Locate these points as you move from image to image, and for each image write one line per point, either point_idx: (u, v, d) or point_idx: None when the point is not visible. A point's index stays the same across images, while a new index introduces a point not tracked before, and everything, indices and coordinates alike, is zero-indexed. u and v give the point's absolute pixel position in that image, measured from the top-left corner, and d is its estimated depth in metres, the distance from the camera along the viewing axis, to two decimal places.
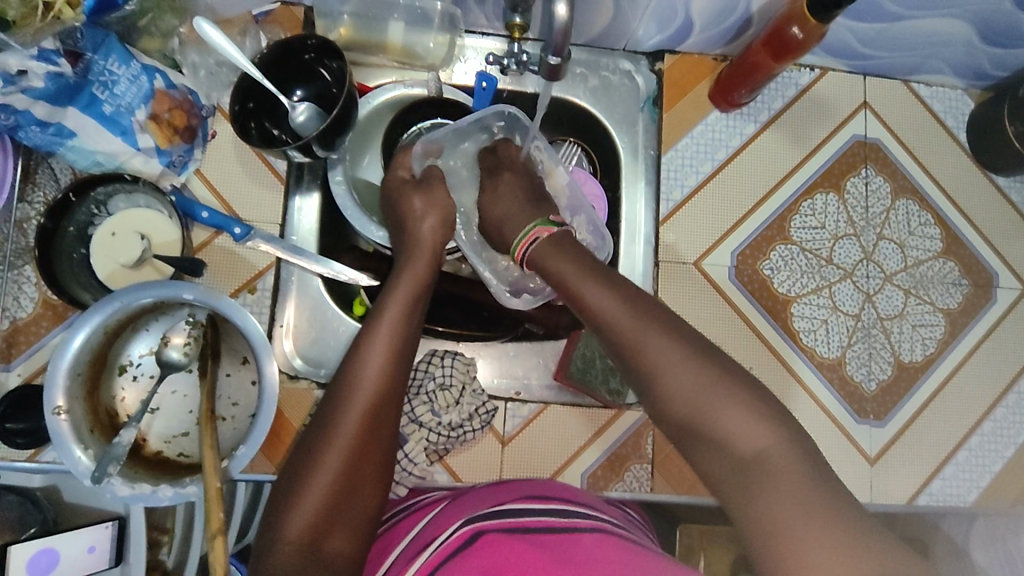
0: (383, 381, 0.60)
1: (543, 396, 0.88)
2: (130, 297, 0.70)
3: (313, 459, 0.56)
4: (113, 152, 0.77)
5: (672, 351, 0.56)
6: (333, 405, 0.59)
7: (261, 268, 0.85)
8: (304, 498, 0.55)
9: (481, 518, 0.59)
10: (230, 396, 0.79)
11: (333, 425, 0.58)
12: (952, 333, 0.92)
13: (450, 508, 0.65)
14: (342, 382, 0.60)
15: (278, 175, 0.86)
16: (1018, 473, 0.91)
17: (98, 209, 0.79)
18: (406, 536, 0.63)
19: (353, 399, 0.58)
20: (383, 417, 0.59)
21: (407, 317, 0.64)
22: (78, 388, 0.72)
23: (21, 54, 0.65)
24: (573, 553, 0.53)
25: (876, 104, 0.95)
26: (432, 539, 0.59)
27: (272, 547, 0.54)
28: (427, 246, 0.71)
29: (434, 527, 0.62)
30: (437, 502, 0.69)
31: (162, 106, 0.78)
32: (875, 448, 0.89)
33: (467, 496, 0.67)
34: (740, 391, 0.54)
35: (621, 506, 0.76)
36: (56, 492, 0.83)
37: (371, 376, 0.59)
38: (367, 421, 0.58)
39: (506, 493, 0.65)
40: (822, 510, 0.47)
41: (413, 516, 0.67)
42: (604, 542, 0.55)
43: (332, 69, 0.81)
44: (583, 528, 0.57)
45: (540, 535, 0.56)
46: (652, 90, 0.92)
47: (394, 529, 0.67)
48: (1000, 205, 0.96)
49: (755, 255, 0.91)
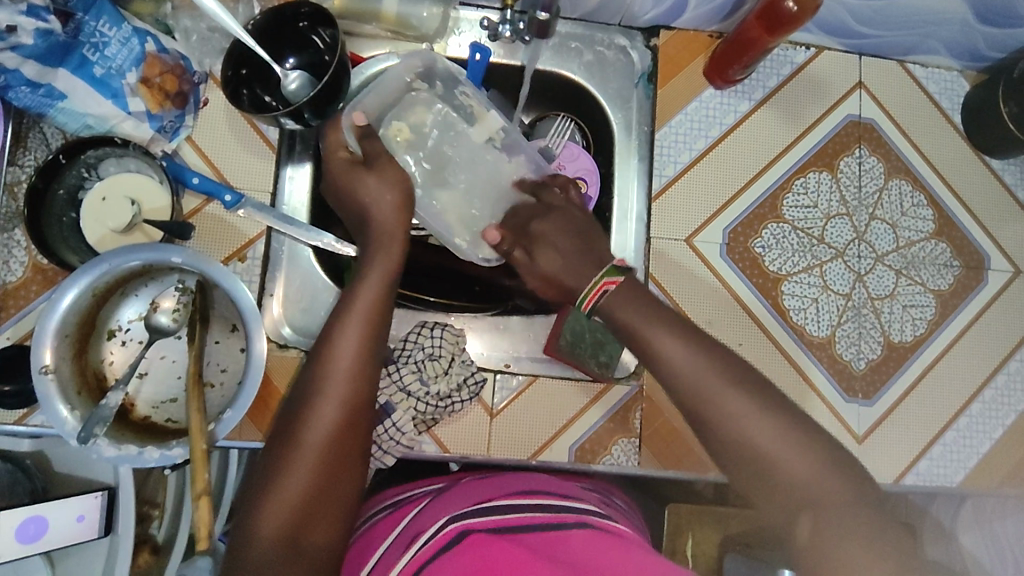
0: (357, 366, 0.60)
1: (533, 370, 0.88)
2: (118, 259, 0.70)
3: (292, 452, 0.56)
4: (104, 115, 0.77)
5: (707, 368, 0.57)
6: (302, 404, 0.58)
7: (251, 236, 0.84)
8: (287, 487, 0.55)
9: (466, 514, 0.59)
10: (218, 362, 0.79)
11: (305, 425, 0.57)
12: (942, 315, 0.92)
13: (434, 503, 0.65)
14: (319, 372, 0.59)
15: (270, 143, 0.85)
16: (1005, 455, 0.91)
17: (88, 172, 0.78)
18: (391, 533, 0.64)
19: (331, 390, 0.58)
20: (356, 412, 0.59)
21: (382, 300, 0.64)
22: (66, 348, 0.72)
23: (10, 10, 0.66)
24: (563, 555, 0.54)
25: (870, 84, 0.95)
26: (416, 535, 0.60)
27: (252, 540, 0.53)
28: (392, 229, 0.71)
29: (418, 522, 0.62)
30: (421, 499, 0.69)
31: (153, 71, 0.78)
32: (863, 428, 0.89)
33: (451, 491, 0.67)
34: (756, 388, 0.57)
35: (605, 495, 0.75)
36: (45, 460, 0.85)
37: (347, 364, 0.59)
38: (339, 413, 0.57)
39: (490, 488, 0.65)
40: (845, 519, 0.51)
41: (397, 513, 0.68)
42: (595, 538, 0.56)
43: (326, 37, 0.81)
44: (570, 523, 0.58)
45: (523, 534, 0.56)
46: (647, 66, 0.92)
47: (375, 530, 0.67)
48: (993, 187, 0.96)
49: (746, 233, 0.91)
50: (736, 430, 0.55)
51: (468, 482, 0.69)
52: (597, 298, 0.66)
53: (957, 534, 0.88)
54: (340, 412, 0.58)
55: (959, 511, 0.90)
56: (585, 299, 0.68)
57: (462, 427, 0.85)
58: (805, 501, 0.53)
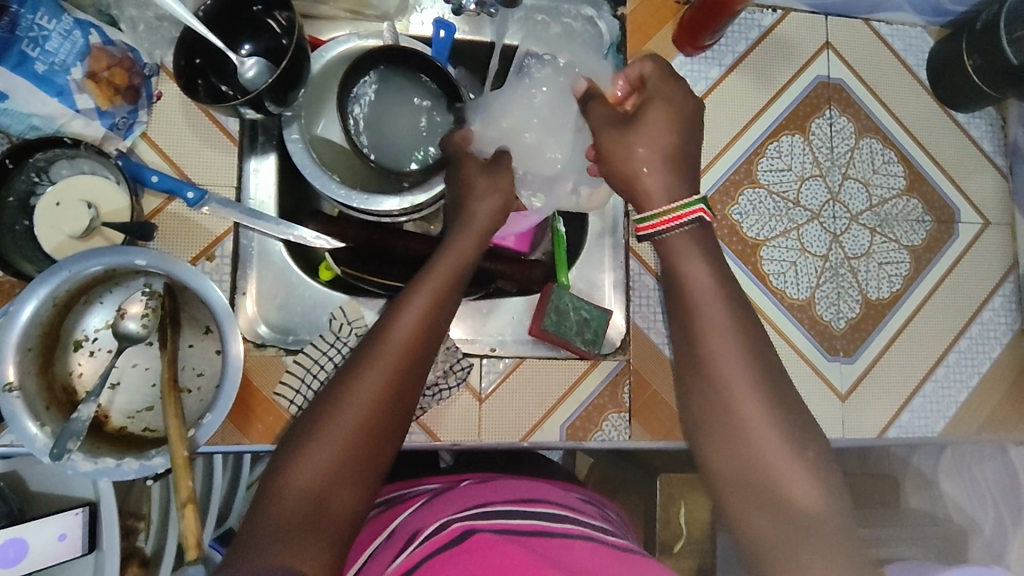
0: (413, 342, 0.59)
1: (519, 352, 0.87)
2: (78, 265, 0.67)
3: (330, 415, 0.55)
4: (50, 115, 0.73)
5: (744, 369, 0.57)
6: (361, 357, 0.58)
7: (218, 235, 0.80)
8: (320, 447, 0.54)
9: (465, 515, 0.59)
10: (194, 366, 0.76)
11: (359, 377, 0.57)
12: (917, 270, 0.94)
13: (429, 504, 0.66)
14: (374, 342, 0.59)
15: (231, 135, 0.81)
16: (982, 402, 0.93)
17: (40, 176, 0.74)
18: (382, 533, 0.64)
19: (387, 356, 0.58)
20: (413, 376, 0.58)
21: (446, 286, 0.64)
22: (30, 363, 0.68)
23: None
24: (565, 560, 0.53)
25: (837, 43, 0.95)
26: (413, 535, 0.60)
27: (277, 494, 0.53)
28: (479, 226, 0.70)
29: (417, 522, 0.62)
30: (420, 496, 0.69)
31: (100, 64, 0.74)
32: (846, 385, 0.90)
33: (449, 492, 0.67)
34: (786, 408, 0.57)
35: (598, 506, 0.73)
36: (17, 478, 0.81)
37: (400, 338, 0.59)
38: (398, 373, 0.57)
39: (486, 494, 0.65)
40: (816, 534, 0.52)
41: (393, 512, 0.68)
42: (595, 549, 0.56)
43: (282, 20, 0.77)
44: (573, 535, 0.58)
45: (525, 538, 0.56)
46: (615, 36, 0.91)
47: (372, 525, 0.68)
48: (960, 140, 0.97)
49: (723, 200, 0.91)
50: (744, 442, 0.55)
51: (468, 485, 0.69)
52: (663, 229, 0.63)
53: (938, 482, 0.95)
54: (388, 381, 0.57)
55: (938, 459, 0.95)
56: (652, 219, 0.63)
57: (451, 415, 0.83)
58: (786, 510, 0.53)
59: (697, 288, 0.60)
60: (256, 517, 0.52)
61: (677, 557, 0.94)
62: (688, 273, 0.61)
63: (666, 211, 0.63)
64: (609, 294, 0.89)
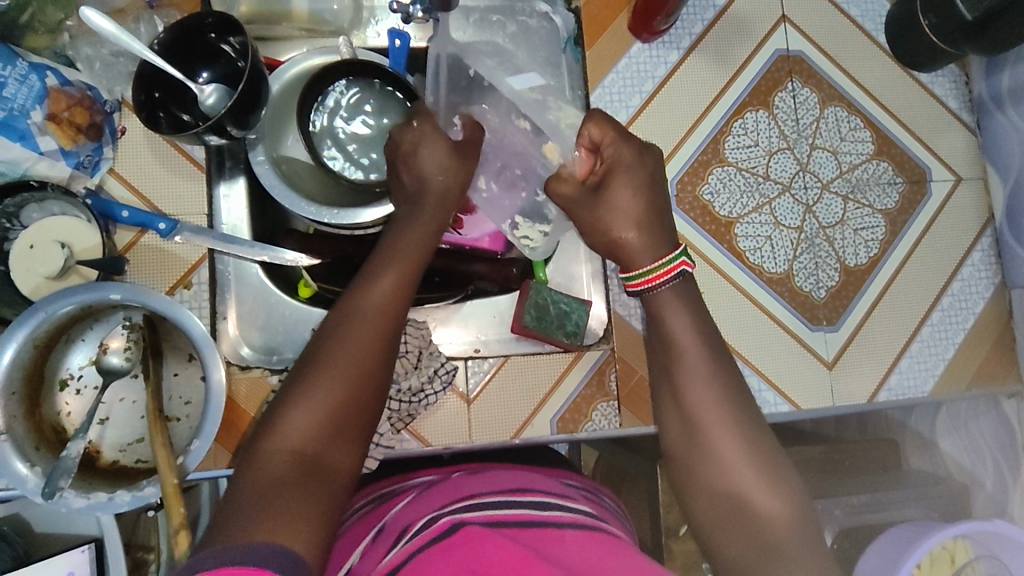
0: (389, 308, 0.60)
1: (502, 350, 0.88)
2: (53, 305, 0.68)
3: (312, 381, 0.56)
4: (15, 159, 0.74)
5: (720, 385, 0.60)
6: (335, 322, 0.59)
7: (194, 261, 0.80)
8: (304, 413, 0.55)
9: (454, 508, 0.59)
10: (181, 395, 0.77)
11: (339, 342, 0.58)
12: (893, 234, 0.94)
13: (421, 498, 0.66)
14: (349, 310, 0.60)
15: (198, 163, 0.82)
16: (971, 356, 0.93)
17: (10, 222, 0.75)
18: (369, 531, 0.64)
19: (363, 319, 0.59)
20: (391, 336, 0.60)
21: (414, 253, 0.64)
22: (16, 407, 0.69)
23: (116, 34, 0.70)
24: (560, 556, 0.54)
25: (794, 15, 0.95)
26: (404, 530, 0.60)
27: (266, 461, 0.53)
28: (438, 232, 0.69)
29: (401, 520, 0.62)
30: (410, 490, 0.70)
31: (59, 105, 0.75)
32: (832, 353, 0.91)
33: (437, 486, 0.67)
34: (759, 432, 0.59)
35: (594, 493, 0.74)
36: (23, 523, 0.83)
37: (376, 305, 0.60)
38: (376, 333, 0.59)
39: (472, 483, 0.65)
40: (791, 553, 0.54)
41: (385, 506, 0.69)
42: (589, 539, 0.57)
43: (235, 44, 0.78)
44: (565, 523, 0.58)
45: (517, 531, 0.56)
46: (572, 30, 0.92)
47: (353, 531, 0.67)
48: (925, 100, 0.97)
49: (693, 181, 0.91)
50: (719, 471, 0.58)
51: (458, 477, 0.69)
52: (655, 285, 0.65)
53: (936, 442, 0.95)
54: (369, 344, 0.58)
55: (935, 419, 0.94)
56: (645, 277, 0.65)
57: (440, 419, 0.84)
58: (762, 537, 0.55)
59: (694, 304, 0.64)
60: (241, 485, 0.52)
61: (683, 539, 0.92)
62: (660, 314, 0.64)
63: (657, 266, 0.65)
64: (587, 285, 0.90)
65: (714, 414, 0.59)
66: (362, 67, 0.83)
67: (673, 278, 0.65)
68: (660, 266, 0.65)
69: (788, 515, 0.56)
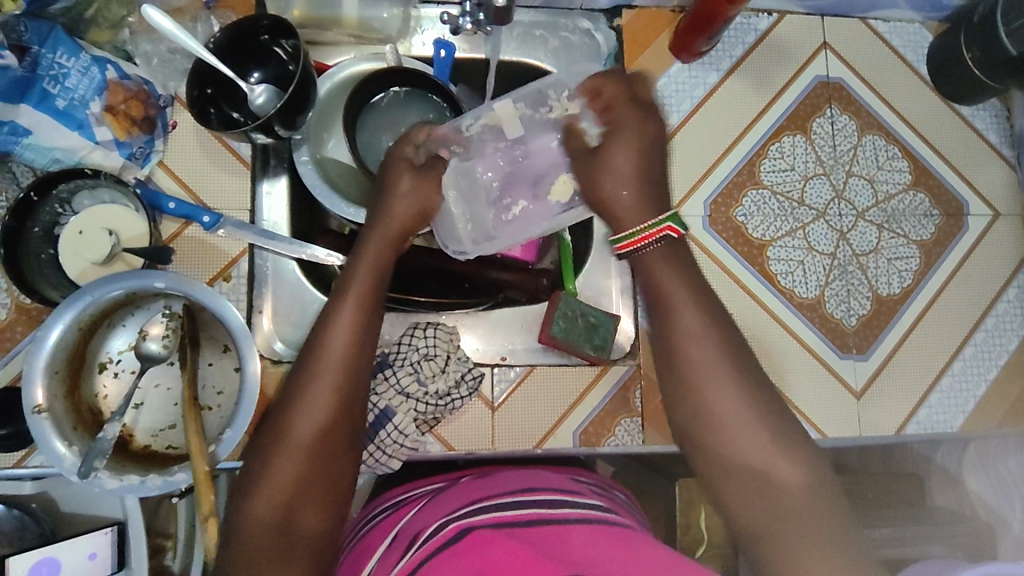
0: (347, 353, 0.61)
1: (530, 360, 0.88)
2: (100, 290, 0.70)
3: (282, 440, 0.58)
4: (72, 147, 0.77)
5: (726, 370, 0.58)
6: (299, 380, 0.60)
7: (234, 255, 0.83)
8: (273, 481, 0.56)
9: (464, 513, 0.60)
10: (214, 384, 0.78)
11: (302, 403, 0.59)
12: (928, 264, 0.93)
13: (429, 506, 0.67)
14: (309, 368, 0.60)
15: (244, 161, 0.84)
16: (1001, 396, 0.92)
17: (63, 208, 0.78)
18: (386, 537, 0.65)
19: (323, 376, 0.59)
20: (355, 389, 0.60)
21: (371, 292, 0.65)
22: (57, 386, 0.71)
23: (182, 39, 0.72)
24: (569, 551, 0.54)
25: (835, 43, 0.96)
26: (415, 538, 0.61)
27: (243, 522, 0.55)
28: None
29: (418, 522, 0.64)
30: (419, 500, 0.70)
31: (117, 97, 0.78)
32: (860, 383, 0.90)
33: (447, 492, 0.68)
34: (770, 411, 0.58)
35: (606, 488, 0.74)
36: (52, 502, 0.84)
37: (335, 362, 0.60)
38: (338, 390, 0.59)
39: (483, 488, 0.66)
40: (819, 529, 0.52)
41: (395, 514, 0.70)
42: (598, 533, 0.56)
43: (288, 47, 0.80)
44: (571, 519, 0.58)
45: (524, 530, 0.56)
46: (612, 47, 0.93)
47: (375, 532, 0.69)
48: (965, 133, 0.97)
49: (727, 203, 0.91)
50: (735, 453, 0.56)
51: (467, 482, 0.70)
52: (642, 247, 0.64)
53: (964, 479, 0.92)
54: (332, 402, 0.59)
55: (963, 455, 0.93)
56: (629, 240, 0.65)
57: (464, 424, 0.85)
58: (787, 514, 0.54)
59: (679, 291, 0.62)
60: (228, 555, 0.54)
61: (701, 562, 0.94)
62: (648, 264, 0.64)
63: (640, 230, 0.64)
64: (617, 301, 0.90)
65: (728, 400, 0.58)
66: (407, 74, 0.85)
67: (661, 241, 0.64)
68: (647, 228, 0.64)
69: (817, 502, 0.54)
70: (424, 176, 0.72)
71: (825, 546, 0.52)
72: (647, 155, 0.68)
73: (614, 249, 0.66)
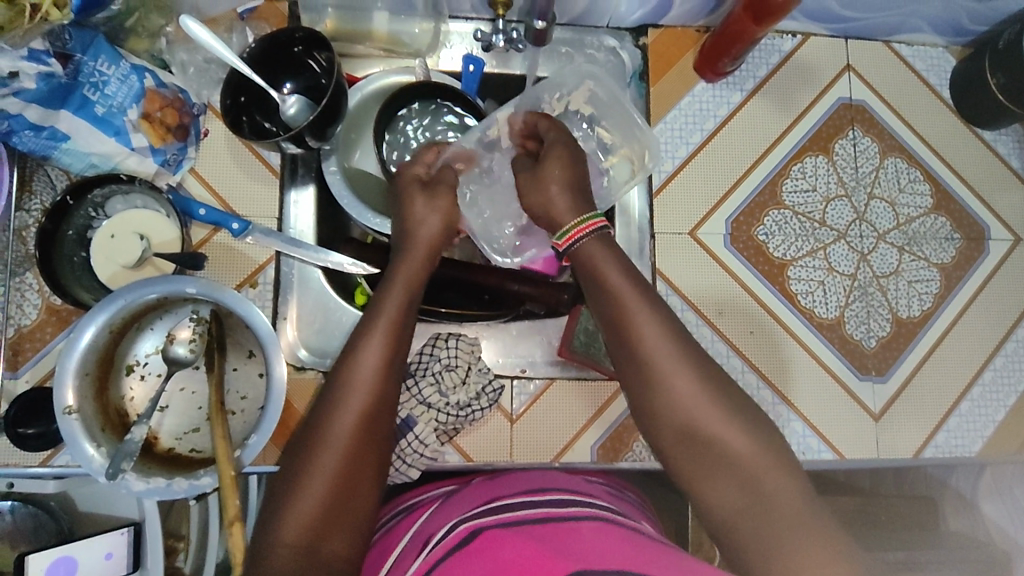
0: (377, 380, 0.62)
1: (549, 373, 0.88)
2: (135, 293, 0.71)
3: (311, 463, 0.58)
4: (108, 153, 0.78)
5: (690, 372, 0.58)
6: (327, 405, 0.61)
7: (261, 262, 0.85)
8: (300, 506, 0.57)
9: (475, 515, 0.61)
10: (238, 390, 0.79)
11: (330, 428, 0.60)
12: (948, 287, 0.93)
13: (444, 506, 0.67)
14: (337, 394, 0.61)
15: (273, 169, 0.86)
16: (1020, 421, 0.92)
17: (96, 212, 0.79)
18: (405, 535, 0.66)
19: (350, 402, 0.61)
20: (380, 415, 0.62)
21: (401, 318, 0.65)
22: (87, 387, 0.72)
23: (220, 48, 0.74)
24: (573, 543, 0.53)
25: (859, 66, 0.97)
26: (429, 539, 0.62)
27: (269, 549, 0.56)
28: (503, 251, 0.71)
29: (434, 523, 0.64)
30: (432, 502, 0.71)
31: (154, 105, 0.80)
32: (878, 405, 0.90)
33: (460, 494, 0.69)
34: (739, 405, 0.58)
35: (616, 488, 0.76)
36: (70, 500, 0.83)
37: (365, 389, 0.61)
38: (364, 417, 0.60)
39: (499, 488, 0.67)
40: (799, 518, 0.53)
41: (410, 517, 0.70)
42: (605, 530, 0.55)
43: (321, 60, 0.82)
44: (582, 520, 0.57)
45: (533, 527, 0.56)
46: (637, 65, 0.94)
47: (392, 533, 0.69)
48: (987, 157, 0.97)
49: (749, 221, 0.92)
50: (715, 452, 0.56)
51: (478, 483, 0.71)
52: (578, 240, 0.66)
53: (978, 504, 0.89)
54: (358, 428, 0.60)
55: (979, 480, 0.90)
56: (565, 236, 0.66)
57: (483, 436, 0.86)
58: (766, 506, 0.54)
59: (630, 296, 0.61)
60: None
61: None
62: (595, 268, 0.64)
63: (577, 223, 0.66)
64: None
65: (692, 398, 0.58)
66: (435, 89, 0.86)
67: (594, 232, 0.66)
68: (581, 221, 0.66)
69: (794, 494, 0.54)
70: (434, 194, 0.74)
71: (806, 532, 0.52)
72: (579, 167, 0.71)
73: (554, 245, 0.68)
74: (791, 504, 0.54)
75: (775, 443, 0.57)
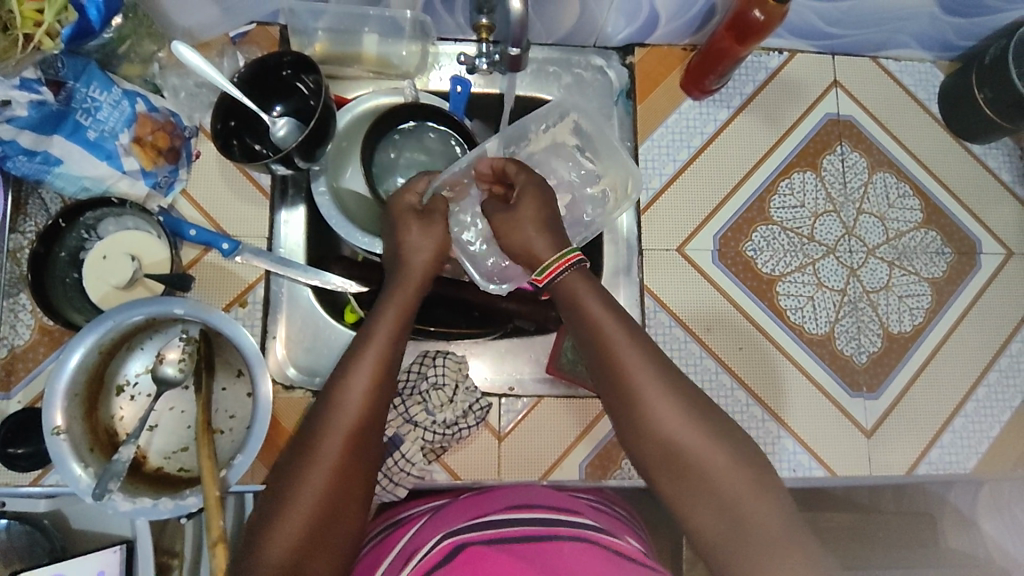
0: (366, 401, 0.62)
1: (537, 391, 0.89)
2: (121, 315, 0.72)
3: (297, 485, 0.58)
4: (100, 176, 0.80)
5: (673, 399, 0.59)
6: (316, 426, 0.61)
7: (251, 281, 0.86)
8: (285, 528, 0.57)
9: (459, 530, 0.60)
10: (226, 409, 0.80)
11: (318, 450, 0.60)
12: (939, 303, 0.93)
13: (430, 523, 0.67)
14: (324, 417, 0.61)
15: (263, 189, 0.87)
16: (1016, 437, 0.90)
17: (89, 233, 0.81)
18: (392, 550, 0.65)
19: (335, 425, 0.60)
20: (367, 437, 0.61)
21: (391, 340, 0.66)
22: (76, 408, 0.73)
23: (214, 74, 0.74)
24: (551, 563, 0.54)
25: (846, 81, 0.97)
26: (411, 555, 0.61)
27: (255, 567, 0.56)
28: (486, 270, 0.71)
29: (417, 541, 0.64)
30: (419, 518, 0.71)
31: (145, 129, 0.81)
32: (871, 421, 0.89)
33: (448, 510, 0.69)
34: (724, 430, 0.59)
35: (606, 504, 0.75)
36: (62, 518, 0.84)
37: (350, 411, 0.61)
38: (349, 441, 0.60)
39: (483, 505, 0.66)
40: (783, 543, 0.53)
41: (396, 532, 0.70)
42: (586, 549, 0.56)
43: (310, 83, 0.83)
44: (560, 535, 0.58)
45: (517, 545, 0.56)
46: (624, 83, 0.95)
47: (377, 549, 0.69)
48: (977, 171, 0.97)
49: (737, 237, 0.92)
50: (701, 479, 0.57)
51: (466, 499, 0.71)
52: (559, 273, 0.66)
53: (978, 522, 0.90)
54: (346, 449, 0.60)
55: (977, 496, 0.90)
56: (544, 271, 0.67)
57: (471, 454, 0.86)
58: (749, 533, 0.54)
59: (611, 328, 0.62)
60: None
61: None
62: (575, 297, 0.64)
63: (557, 257, 0.66)
64: None
65: (673, 424, 0.58)
66: (423, 109, 0.87)
67: (573, 266, 0.66)
68: (560, 257, 0.66)
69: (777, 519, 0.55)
70: (427, 218, 0.74)
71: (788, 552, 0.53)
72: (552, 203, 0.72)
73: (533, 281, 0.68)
74: (772, 529, 0.54)
75: (758, 470, 0.57)
